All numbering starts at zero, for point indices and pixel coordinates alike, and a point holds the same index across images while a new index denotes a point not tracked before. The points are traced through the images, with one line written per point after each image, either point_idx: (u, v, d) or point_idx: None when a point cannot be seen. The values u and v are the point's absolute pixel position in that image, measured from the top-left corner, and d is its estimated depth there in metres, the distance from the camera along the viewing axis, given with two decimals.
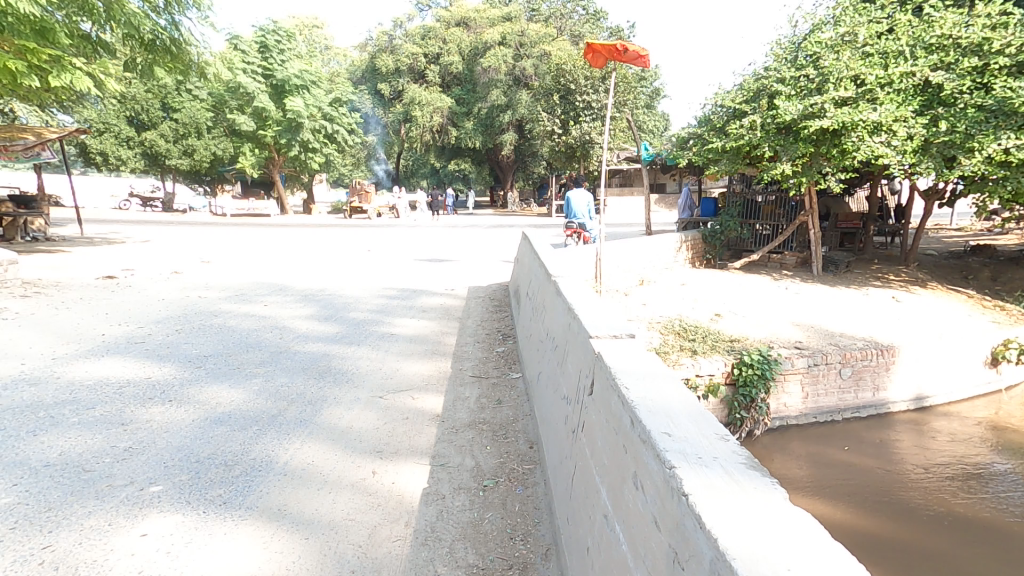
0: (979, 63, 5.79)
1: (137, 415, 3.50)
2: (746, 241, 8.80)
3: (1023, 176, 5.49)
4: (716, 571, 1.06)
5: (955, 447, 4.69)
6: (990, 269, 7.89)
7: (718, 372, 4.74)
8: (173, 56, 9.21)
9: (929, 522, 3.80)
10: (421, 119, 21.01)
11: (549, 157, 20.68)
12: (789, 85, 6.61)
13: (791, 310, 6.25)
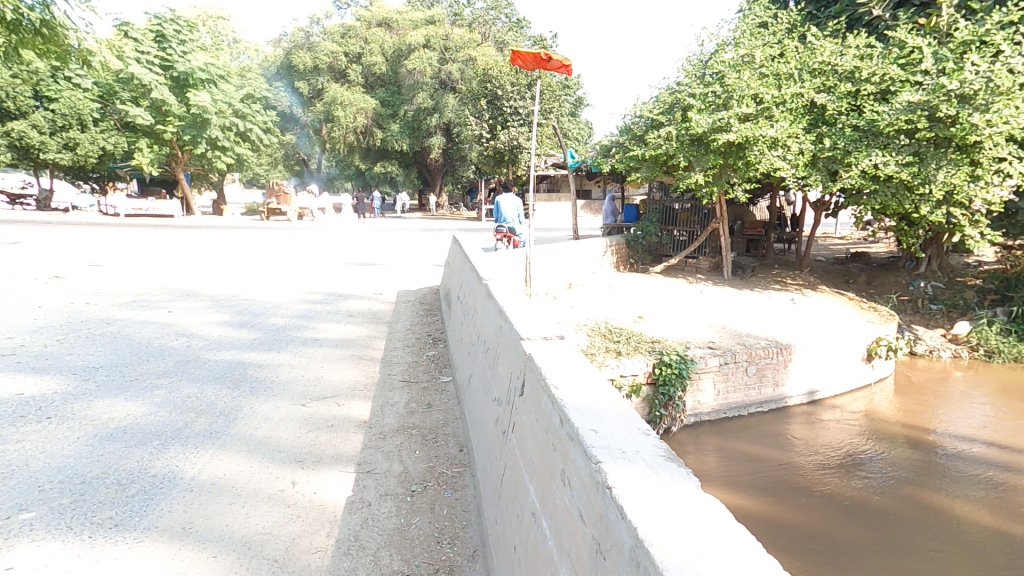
0: (852, 88, 6.60)
1: (6, 435, 3.01)
2: (665, 246, 9.33)
3: (889, 190, 6.28)
4: (635, 557, 1.08)
5: (842, 435, 5.22)
6: (866, 273, 8.96)
7: (640, 372, 4.96)
8: (44, 39, 8.15)
9: (822, 506, 4.17)
10: (343, 120, 20.29)
11: (478, 162, 20.68)
12: (699, 99, 7.03)
13: (703, 312, 6.68)
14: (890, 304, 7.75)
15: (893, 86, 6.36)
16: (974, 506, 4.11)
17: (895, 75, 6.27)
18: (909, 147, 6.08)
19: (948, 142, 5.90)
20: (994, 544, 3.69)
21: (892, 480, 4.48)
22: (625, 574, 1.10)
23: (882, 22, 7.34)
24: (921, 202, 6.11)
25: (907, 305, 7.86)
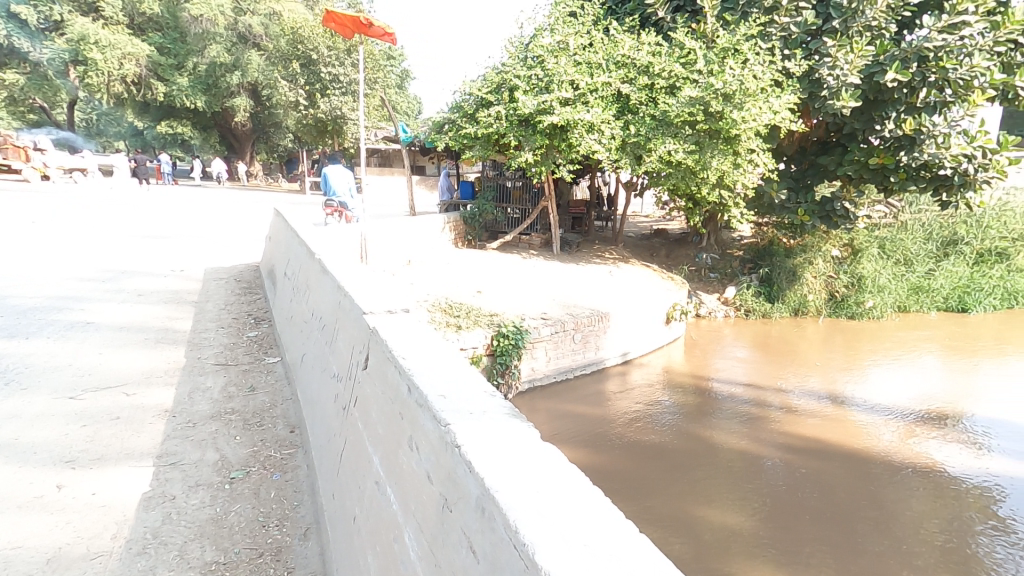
0: (648, 82, 7.51)
1: None
2: (500, 224, 9.72)
3: (679, 173, 7.44)
4: (481, 506, 1.08)
5: (647, 389, 6.08)
6: (666, 247, 10.48)
7: (480, 345, 5.15)
8: None
9: (632, 450, 4.79)
10: (101, 64, 16.12)
11: (296, 130, 18.76)
12: (524, 80, 7.56)
13: (547, 288, 7.06)
14: (682, 273, 9.24)
15: (677, 83, 7.37)
16: (740, 434, 5.09)
17: (678, 73, 7.25)
18: (693, 137, 7.21)
19: (717, 134, 7.15)
20: (753, 459, 4.65)
21: (685, 420, 5.35)
22: (471, 522, 1.10)
23: (665, 23, 8.32)
24: (702, 184, 7.43)
25: (693, 274, 9.48)
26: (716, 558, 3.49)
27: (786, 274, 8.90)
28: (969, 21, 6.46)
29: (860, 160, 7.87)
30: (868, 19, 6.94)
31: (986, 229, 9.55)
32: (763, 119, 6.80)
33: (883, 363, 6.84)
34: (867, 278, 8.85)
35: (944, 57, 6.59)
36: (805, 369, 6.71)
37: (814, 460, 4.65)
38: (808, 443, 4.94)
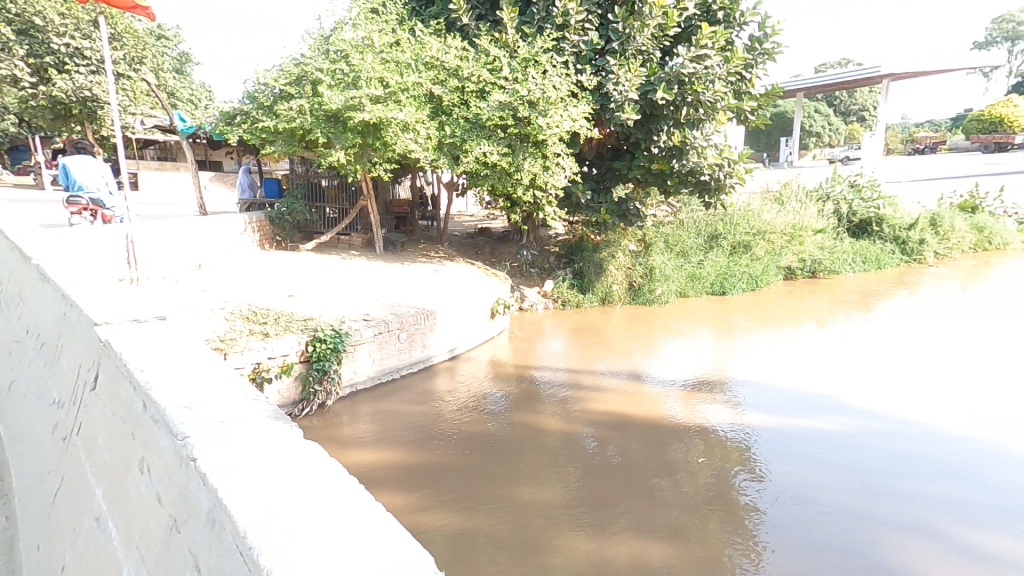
0: (458, 85, 7.76)
1: None
2: (316, 224, 9.22)
3: (496, 173, 7.89)
4: (210, 514, 1.39)
5: (473, 382, 6.26)
6: (490, 245, 10.97)
7: (292, 352, 4.96)
8: None
9: (457, 443, 4.90)
10: None
11: (26, 114, 15.02)
12: (327, 74, 7.20)
13: (373, 289, 6.85)
14: (506, 270, 9.90)
15: (487, 88, 7.77)
16: (558, 416, 5.55)
17: (486, 79, 7.65)
18: (505, 140, 7.75)
19: (527, 138, 7.78)
20: (569, 439, 5.10)
21: (510, 409, 5.65)
22: (201, 534, 1.40)
23: (469, 29, 8.57)
24: (518, 186, 7.98)
25: (516, 271, 10.17)
26: (539, 537, 3.73)
27: (594, 268, 10.01)
28: (709, 55, 7.94)
29: (645, 166, 9.09)
30: (638, 44, 8.13)
31: (736, 226, 11.65)
32: (563, 126, 7.53)
33: (672, 342, 8.11)
34: (657, 268, 10.30)
35: (694, 81, 8.02)
36: (611, 353, 7.59)
37: (617, 431, 5.30)
38: (610, 417, 5.61)
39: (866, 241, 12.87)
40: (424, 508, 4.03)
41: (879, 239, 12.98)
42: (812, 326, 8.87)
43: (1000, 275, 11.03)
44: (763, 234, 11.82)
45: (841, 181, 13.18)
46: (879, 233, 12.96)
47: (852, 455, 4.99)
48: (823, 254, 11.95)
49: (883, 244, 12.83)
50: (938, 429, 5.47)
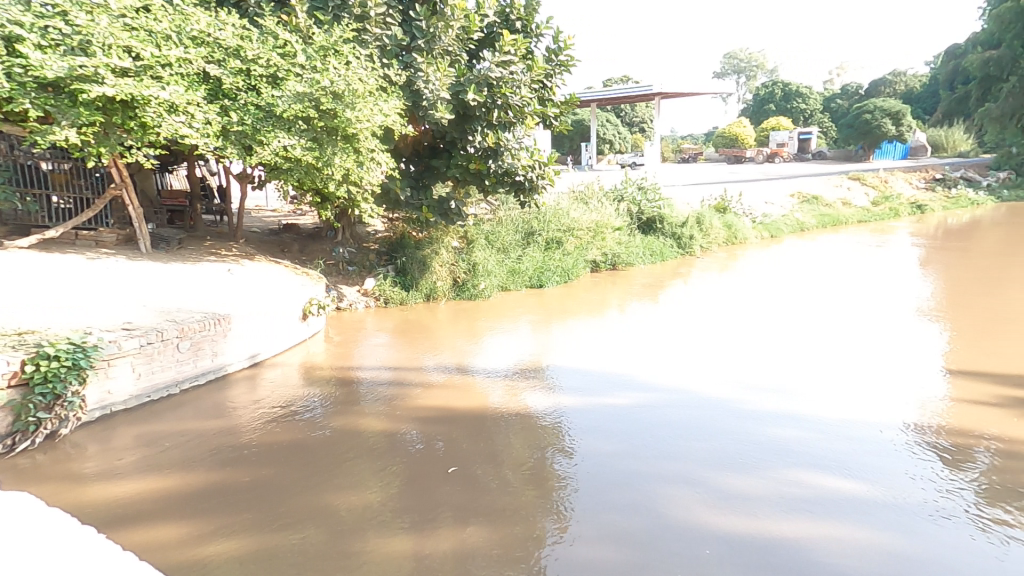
0: (242, 66, 7.25)
1: None
2: (39, 215, 8.29)
3: (301, 169, 7.69)
4: None
5: (279, 391, 6.18)
6: (300, 243, 10.61)
7: (4, 374, 4.64)
8: None
9: (264, 458, 4.82)
10: None
11: None
12: (34, 31, 6.19)
13: (151, 295, 6.62)
14: (319, 268, 9.77)
15: (279, 73, 7.45)
16: (381, 416, 5.61)
17: (278, 63, 7.32)
18: (308, 133, 7.54)
19: (337, 133, 7.65)
20: (392, 437, 5.21)
21: (329, 415, 5.61)
22: None
23: (249, 6, 8.06)
24: (327, 180, 7.83)
25: (332, 268, 10.13)
26: (350, 543, 3.79)
27: (417, 265, 10.30)
28: (513, 61, 8.68)
29: (463, 166, 9.44)
30: (445, 44, 8.61)
31: (548, 223, 12.75)
32: (376, 120, 7.58)
33: (494, 332, 8.62)
34: (479, 265, 10.73)
35: (502, 85, 8.73)
36: (438, 349, 7.74)
37: (441, 426, 5.47)
38: (437, 412, 5.77)
39: (652, 236, 14.91)
40: (203, 538, 3.83)
41: (661, 234, 15.10)
42: (615, 313, 10.16)
43: (740, 264, 13.91)
44: (570, 232, 13.06)
45: (630, 184, 15.38)
46: (661, 229, 15.10)
47: (638, 425, 5.86)
48: (621, 249, 13.65)
49: (664, 239, 14.96)
50: (703, 393, 6.75)
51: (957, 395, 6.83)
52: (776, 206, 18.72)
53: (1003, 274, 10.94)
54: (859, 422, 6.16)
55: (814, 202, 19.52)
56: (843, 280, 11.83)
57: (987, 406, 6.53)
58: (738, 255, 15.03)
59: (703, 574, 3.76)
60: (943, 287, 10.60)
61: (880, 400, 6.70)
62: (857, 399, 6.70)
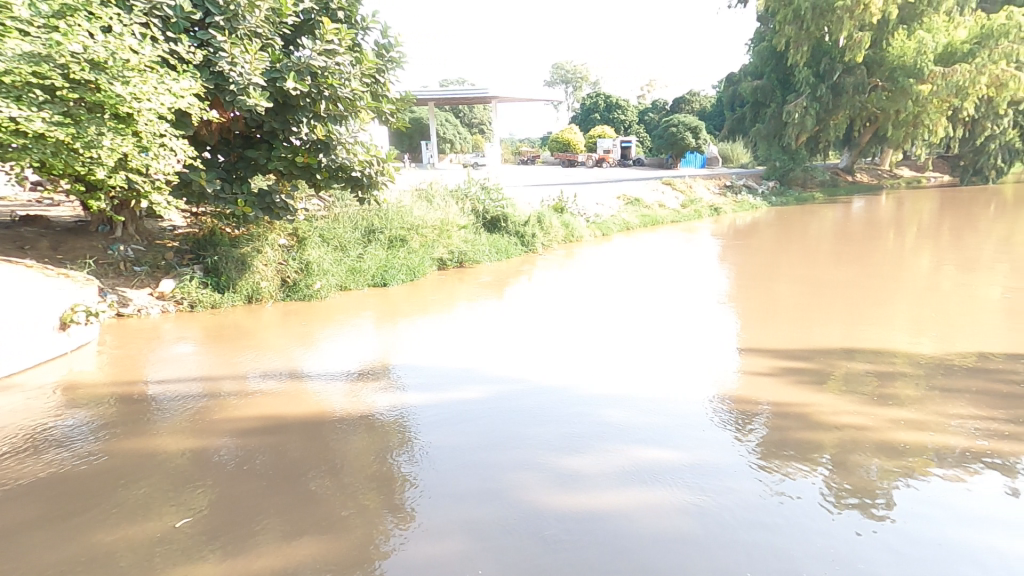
0: None
1: None
2: None
3: (42, 147, 7.64)
4: None
5: (21, 415, 6.03)
6: (58, 238, 9.98)
7: None
8: None
9: (21, 493, 4.67)
10: None
11: None
12: None
13: None
14: (88, 268, 9.33)
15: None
16: (184, 435, 5.65)
17: None
18: (54, 107, 7.53)
19: (101, 108, 7.83)
20: (204, 457, 5.26)
21: (113, 439, 5.57)
22: None
23: None
24: (76, 161, 7.90)
25: (112, 268, 9.77)
26: (160, 567, 3.87)
27: (235, 264, 10.33)
28: (337, 50, 9.08)
29: (286, 158, 9.78)
30: (250, 25, 8.92)
31: (391, 221, 13.03)
32: (163, 101, 8.04)
33: (333, 335, 8.68)
34: (313, 263, 10.98)
35: (328, 76, 9.11)
36: (261, 356, 7.81)
37: (262, 438, 5.61)
38: (256, 421, 5.93)
39: (497, 235, 15.52)
40: None
41: (505, 232, 15.78)
42: (464, 308, 10.50)
43: (576, 260, 15.22)
44: (416, 229, 13.32)
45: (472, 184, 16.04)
46: (505, 228, 15.80)
47: (495, 420, 6.25)
48: (466, 247, 13.93)
49: (508, 237, 15.65)
50: (547, 381, 7.35)
51: (745, 368, 8.39)
52: (606, 207, 20.79)
53: (772, 266, 13.53)
54: (673, 398, 7.24)
55: (635, 203, 22.14)
56: (660, 272, 13.61)
57: (765, 376, 8.13)
58: (575, 252, 16.39)
59: (543, 552, 4.26)
60: (733, 278, 12.77)
61: (689, 376, 7.95)
62: (671, 377, 7.87)
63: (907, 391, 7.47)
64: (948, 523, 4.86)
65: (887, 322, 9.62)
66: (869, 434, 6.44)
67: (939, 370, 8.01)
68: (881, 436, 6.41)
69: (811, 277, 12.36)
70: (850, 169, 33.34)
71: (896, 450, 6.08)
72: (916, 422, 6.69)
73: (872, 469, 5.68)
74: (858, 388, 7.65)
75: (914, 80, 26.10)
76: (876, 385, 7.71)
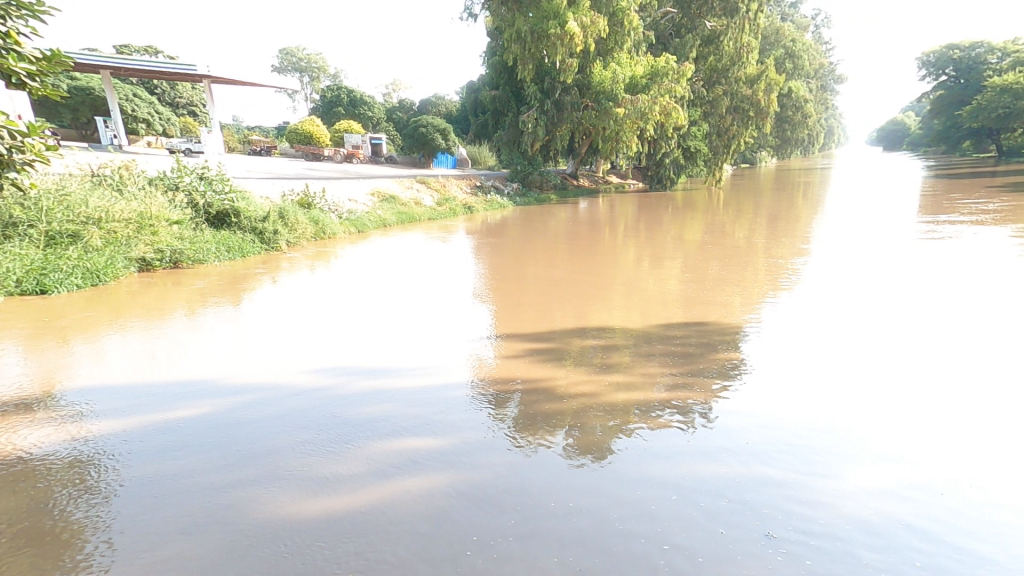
0: None
1: None
2: None
3: None
4: None
5: None
6: None
7: None
8: None
9: None
10: None
11: None
12: None
13: None
14: None
15: None
16: None
17: None
18: None
19: None
20: None
21: None
22: None
23: None
24: None
25: None
26: None
27: None
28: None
29: None
30: None
31: (51, 214, 12.40)
32: None
33: None
34: None
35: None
36: None
37: None
38: None
39: (226, 230, 16.41)
40: None
41: (239, 229, 16.69)
42: (182, 319, 10.13)
43: (337, 264, 15.00)
44: (94, 223, 13.00)
45: (187, 173, 16.51)
46: (238, 223, 16.70)
47: (240, 441, 5.95)
48: (183, 244, 14.30)
49: (243, 233, 16.55)
50: (291, 388, 7.42)
51: (497, 353, 9.32)
52: (359, 203, 22.96)
53: (522, 260, 15.35)
54: (432, 391, 7.73)
55: (391, 201, 24.77)
56: (426, 270, 14.36)
57: (516, 359, 9.12)
58: (342, 257, 16.13)
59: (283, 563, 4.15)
60: (490, 271, 14.13)
61: (453, 368, 8.62)
62: (438, 371, 8.45)
63: (622, 360, 9.20)
64: (647, 457, 6.06)
65: (610, 304, 11.75)
66: (596, 398, 7.73)
67: (643, 339, 10.09)
68: (604, 398, 7.75)
69: (547, 267, 14.41)
70: (574, 173, 40.41)
71: (615, 409, 7.40)
72: (628, 384, 8.27)
73: (599, 429, 6.80)
74: (589, 361, 9.12)
75: (612, 103, 31.67)
76: (601, 357, 9.31)
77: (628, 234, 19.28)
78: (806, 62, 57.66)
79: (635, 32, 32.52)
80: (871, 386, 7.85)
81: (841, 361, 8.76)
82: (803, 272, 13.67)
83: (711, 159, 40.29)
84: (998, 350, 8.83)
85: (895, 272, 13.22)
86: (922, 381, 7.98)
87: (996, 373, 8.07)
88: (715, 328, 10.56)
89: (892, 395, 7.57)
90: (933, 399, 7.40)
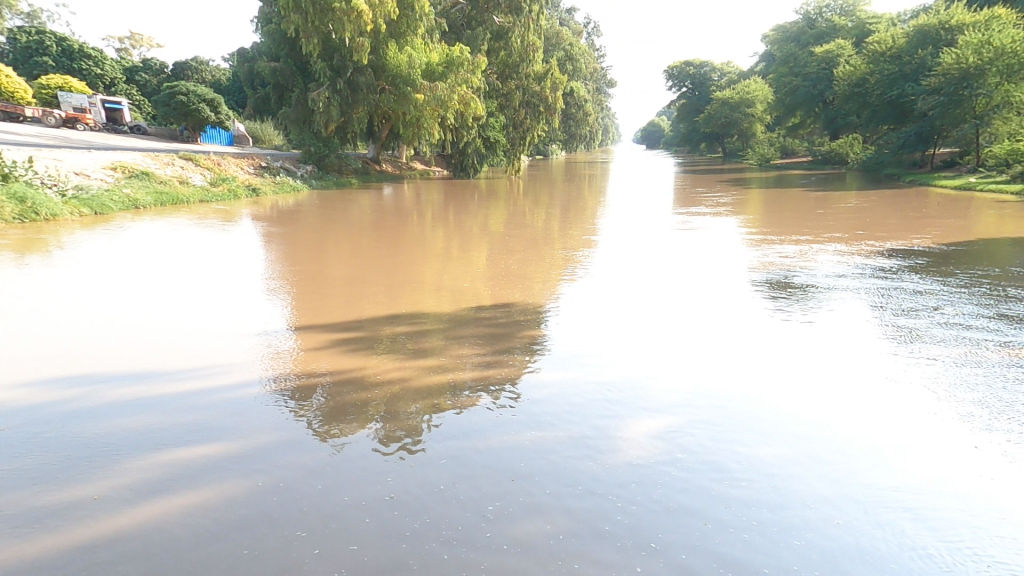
0: None
1: None
2: None
3: None
4: None
5: None
6: None
7: None
8: None
9: None
10: None
11: None
12: None
13: None
14: None
15: None
16: None
17: None
18: None
19: None
20: None
21: None
22: None
23: None
24: None
25: None
26: None
27: None
28: None
29: None
30: None
31: None
32: None
33: None
34: None
35: None
36: None
37: None
38: None
39: None
40: None
41: None
42: None
43: (62, 255, 12.32)
44: None
45: None
46: None
47: None
48: None
49: None
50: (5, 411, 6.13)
51: (294, 344, 8.73)
52: (91, 177, 20.06)
53: (321, 248, 14.49)
54: (213, 394, 6.96)
55: (142, 176, 22.09)
56: (197, 261, 12.60)
57: (320, 350, 8.59)
58: (71, 246, 13.31)
59: None
60: (280, 261, 12.99)
61: (241, 364, 7.83)
62: (220, 370, 7.61)
63: (434, 343, 9.30)
64: (458, 433, 6.26)
65: (419, 290, 11.81)
66: (409, 383, 7.68)
67: (455, 322, 10.35)
68: (416, 382, 7.74)
69: (350, 255, 13.98)
70: (375, 159, 40.34)
71: (428, 392, 7.43)
72: (440, 366, 8.38)
73: (412, 413, 6.76)
74: (402, 347, 9.01)
75: (410, 89, 32.20)
76: (413, 342, 9.28)
77: (435, 222, 19.53)
78: (581, 63, 64.74)
79: (427, 18, 32.86)
80: (641, 348, 9.21)
81: (621, 330, 10.11)
82: (591, 257, 15.47)
83: (509, 150, 43.02)
84: (724, 313, 11.05)
85: (657, 256, 15.75)
86: (674, 341, 9.53)
87: (723, 330, 10.08)
88: (521, 307, 11.36)
89: (652, 353, 8.99)
90: (677, 355, 8.90)
